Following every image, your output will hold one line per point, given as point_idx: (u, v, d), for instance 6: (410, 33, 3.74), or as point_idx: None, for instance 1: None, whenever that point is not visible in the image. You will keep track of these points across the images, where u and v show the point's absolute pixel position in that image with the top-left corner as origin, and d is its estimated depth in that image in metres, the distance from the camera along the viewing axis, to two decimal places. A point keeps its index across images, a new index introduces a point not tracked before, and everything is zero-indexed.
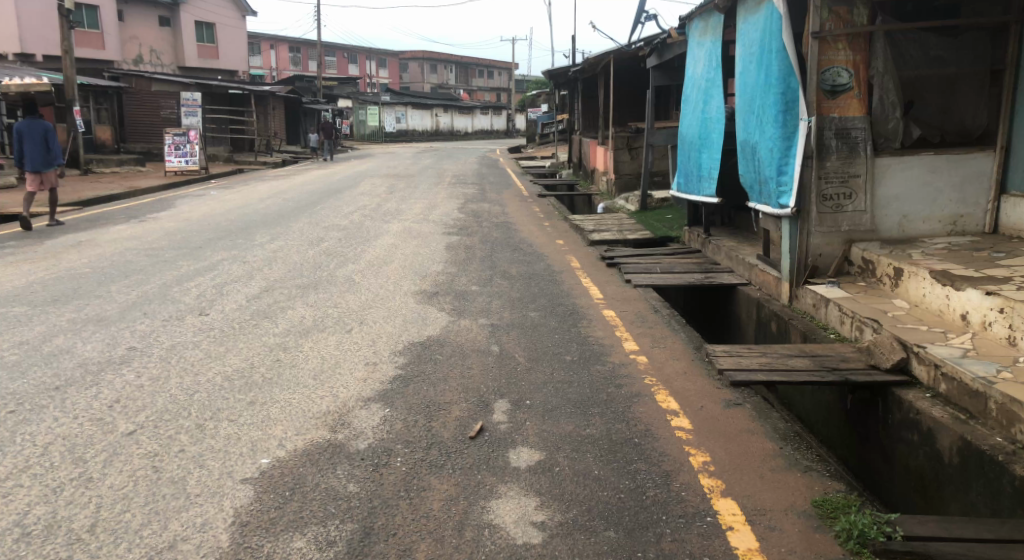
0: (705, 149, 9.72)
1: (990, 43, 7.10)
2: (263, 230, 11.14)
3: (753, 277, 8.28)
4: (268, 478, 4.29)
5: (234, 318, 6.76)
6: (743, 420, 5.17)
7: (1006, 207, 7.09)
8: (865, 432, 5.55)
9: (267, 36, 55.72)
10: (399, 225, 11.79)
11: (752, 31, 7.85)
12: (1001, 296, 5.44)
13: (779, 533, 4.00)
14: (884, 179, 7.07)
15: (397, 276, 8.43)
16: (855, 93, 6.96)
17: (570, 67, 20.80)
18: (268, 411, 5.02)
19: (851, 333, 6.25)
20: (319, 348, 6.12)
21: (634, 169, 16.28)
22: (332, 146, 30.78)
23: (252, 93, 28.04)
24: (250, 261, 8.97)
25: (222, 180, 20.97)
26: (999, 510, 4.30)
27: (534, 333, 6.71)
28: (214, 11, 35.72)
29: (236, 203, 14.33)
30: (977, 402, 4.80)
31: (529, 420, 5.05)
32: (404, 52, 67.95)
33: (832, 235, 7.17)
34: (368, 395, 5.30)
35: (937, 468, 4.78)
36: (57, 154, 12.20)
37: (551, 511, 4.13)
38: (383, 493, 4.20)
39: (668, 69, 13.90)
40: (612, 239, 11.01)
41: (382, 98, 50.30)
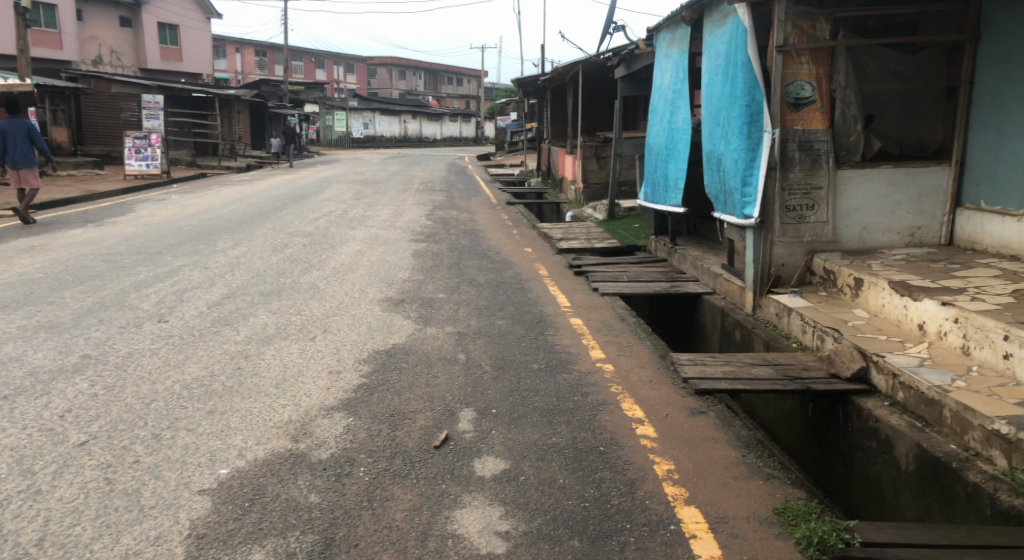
0: (672, 160, 9.82)
1: (945, 59, 7.31)
2: (225, 235, 11.03)
3: (717, 285, 8.38)
4: (227, 489, 4.26)
5: (194, 325, 6.70)
6: (707, 428, 5.23)
7: (961, 220, 7.24)
8: (825, 440, 5.63)
9: (233, 39, 55.24)
10: (364, 232, 11.75)
11: (717, 44, 7.97)
12: (955, 307, 5.56)
13: (742, 541, 4.04)
14: (845, 191, 7.20)
15: (362, 283, 8.41)
16: (818, 106, 7.08)
17: (539, 76, 20.93)
18: (228, 420, 4.98)
19: (813, 342, 6.33)
20: (281, 356, 6.09)
21: (602, 178, 16.36)
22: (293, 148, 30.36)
23: (217, 96, 27.79)
24: (211, 267, 8.89)
25: (183, 184, 20.71)
26: (953, 516, 4.39)
27: (500, 341, 6.74)
28: (177, 13, 35.49)
29: (197, 208, 14.19)
30: (932, 410, 4.90)
31: (494, 429, 5.06)
32: (372, 58, 67.76)
33: (794, 246, 7.27)
34: (331, 404, 5.28)
35: (894, 475, 4.87)
36: (43, 150, 12.45)
37: (515, 520, 4.14)
38: (344, 504, 4.18)
39: (635, 80, 14.03)
40: (580, 248, 11.06)
41: (349, 104, 50.12)
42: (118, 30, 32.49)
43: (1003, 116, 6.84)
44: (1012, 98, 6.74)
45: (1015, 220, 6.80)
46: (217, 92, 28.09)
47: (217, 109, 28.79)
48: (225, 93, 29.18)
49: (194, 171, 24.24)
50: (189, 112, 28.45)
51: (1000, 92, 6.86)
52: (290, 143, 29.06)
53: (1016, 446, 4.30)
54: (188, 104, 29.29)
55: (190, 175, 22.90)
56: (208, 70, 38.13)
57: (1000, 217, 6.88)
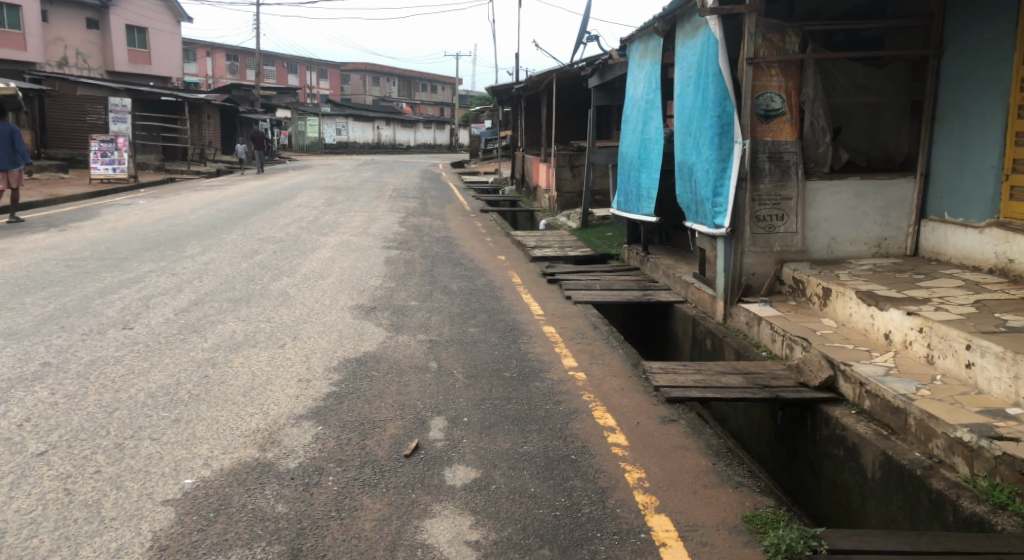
0: (644, 169, 9.90)
1: (910, 74, 7.44)
2: (194, 241, 10.93)
3: (689, 294, 8.45)
4: (191, 500, 4.22)
5: (160, 332, 6.65)
6: (678, 436, 5.27)
7: (926, 231, 7.35)
8: (794, 448, 5.68)
9: (204, 43, 54.82)
10: (336, 238, 11.72)
11: (690, 55, 8.02)
12: (920, 316, 5.65)
13: (710, 548, 4.07)
14: (814, 202, 7.30)
15: (333, 290, 8.38)
16: (787, 118, 7.18)
17: (513, 84, 21.00)
18: (194, 428, 4.95)
19: (782, 351, 6.40)
20: (250, 363, 6.05)
21: (576, 187, 16.41)
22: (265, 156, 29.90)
23: (186, 100, 27.53)
24: (178, 273, 8.82)
25: (151, 189, 20.48)
26: (917, 523, 4.45)
27: (472, 349, 6.74)
28: (145, 15, 35.21)
29: (163, 213, 14.06)
30: (897, 418, 4.97)
31: (465, 438, 5.07)
32: (345, 63, 67.57)
33: (764, 255, 7.36)
34: (300, 412, 5.25)
35: (860, 483, 4.93)
36: (24, 155, 12.37)
37: (485, 529, 4.15)
38: (312, 514, 4.16)
39: (609, 90, 14.12)
40: (554, 256, 11.09)
41: (321, 110, 50.00)
42: (84, 32, 32.16)
43: (966, 129, 6.94)
44: (975, 113, 6.84)
45: (976, 231, 6.85)
46: (187, 95, 27.84)
47: (186, 113, 28.55)
48: (195, 97, 28.92)
49: (162, 176, 24.00)
50: (158, 116, 28.17)
51: (963, 105, 6.97)
52: (260, 148, 28.81)
53: (978, 454, 4.38)
54: (158, 108, 29.01)
55: (158, 179, 22.68)
56: (177, 73, 37.84)
57: (963, 229, 6.95)
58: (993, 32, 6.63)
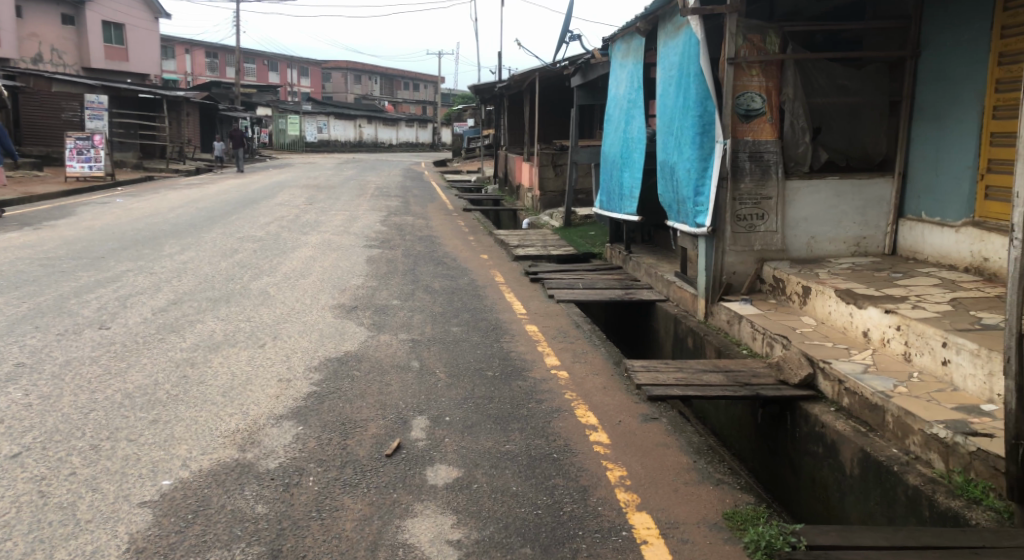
0: (626, 168, 9.94)
1: (888, 75, 7.49)
2: (172, 240, 10.86)
3: (670, 293, 8.49)
4: (169, 501, 4.20)
5: (137, 332, 6.61)
6: (659, 434, 5.30)
7: (904, 230, 7.42)
8: (774, 445, 5.73)
9: (183, 40, 54.40)
10: (317, 237, 11.68)
11: (671, 55, 8.07)
12: (898, 315, 5.70)
13: (691, 546, 4.10)
14: (793, 201, 7.36)
15: (314, 290, 8.35)
16: (767, 118, 7.24)
17: (496, 83, 21.00)
18: (171, 429, 4.92)
19: (763, 349, 6.44)
20: (229, 363, 6.03)
21: (559, 186, 16.43)
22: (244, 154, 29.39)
23: (165, 98, 27.30)
24: (156, 273, 8.76)
25: (128, 187, 20.30)
26: (895, 518, 4.50)
27: (454, 348, 6.75)
28: (122, 12, 34.93)
29: (141, 212, 13.95)
30: (875, 415, 5.02)
31: (447, 437, 5.07)
32: (327, 61, 67.29)
33: (745, 254, 7.41)
34: (281, 412, 5.24)
35: (839, 479, 4.97)
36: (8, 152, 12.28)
37: (467, 529, 4.15)
38: (292, 515, 4.15)
39: (591, 89, 14.15)
40: (536, 255, 11.10)
41: (302, 108, 49.78)
42: (60, 28, 31.84)
43: (942, 130, 7.01)
44: (951, 113, 6.91)
45: (953, 231, 6.91)
46: (165, 93, 27.63)
47: (165, 111, 28.33)
48: (174, 95, 28.70)
49: (140, 174, 23.81)
50: (136, 114, 27.94)
51: (939, 105, 7.04)
52: (240, 147, 28.61)
53: (954, 450, 4.43)
54: (136, 106, 28.76)
55: (135, 177, 22.51)
56: (155, 70, 37.57)
57: (940, 228, 7.02)
58: (968, 34, 6.71)
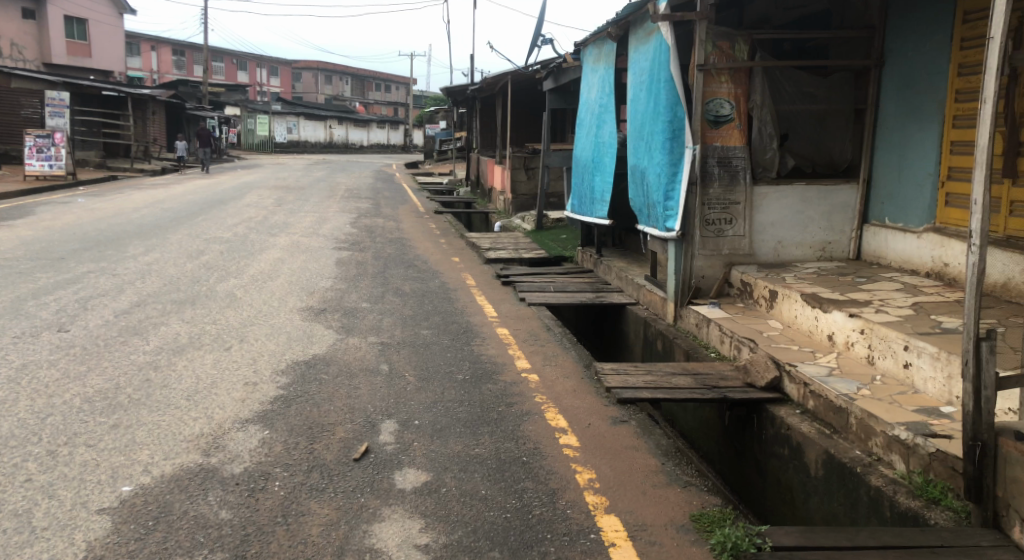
0: (597, 173, 9.99)
1: (853, 83, 7.60)
2: (136, 241, 10.74)
3: (640, 296, 8.55)
4: (128, 508, 4.16)
5: (98, 335, 6.53)
6: (628, 437, 5.33)
7: (868, 235, 7.54)
8: (741, 448, 5.79)
9: (150, 38, 53.81)
10: (285, 239, 11.62)
11: (641, 60, 8.14)
12: (862, 318, 5.78)
13: (658, 548, 4.13)
14: (761, 207, 7.46)
15: (282, 292, 8.31)
16: (736, 124, 7.30)
17: (468, 85, 21.04)
18: (133, 434, 4.88)
19: (730, 352, 6.50)
20: (193, 366, 5.98)
21: (531, 189, 16.45)
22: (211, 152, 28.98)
23: (130, 96, 26.97)
24: (119, 274, 8.67)
25: (90, 187, 20.06)
26: (857, 519, 4.56)
27: (424, 351, 6.75)
28: (85, 8, 34.49)
29: (104, 212, 13.79)
30: (840, 417, 5.08)
31: (416, 441, 5.07)
32: (297, 62, 66.87)
33: (713, 258, 7.49)
34: (246, 416, 5.21)
35: (804, 480, 5.03)
36: None
37: (435, 533, 4.15)
38: (257, 521, 4.13)
39: (563, 93, 14.22)
40: (508, 258, 11.13)
41: (271, 109, 49.43)
42: (20, 22, 31.36)
43: (905, 138, 7.13)
44: (914, 122, 7.03)
45: (915, 236, 7.03)
46: (130, 91, 27.31)
47: (130, 109, 27.99)
48: (140, 94, 28.36)
49: (104, 173, 23.53)
50: (99, 112, 27.59)
51: (902, 113, 7.15)
52: (207, 146, 28.04)
53: (914, 451, 4.50)
54: (100, 104, 28.36)
55: (99, 177, 22.23)
56: (119, 68, 37.13)
57: (902, 233, 7.13)
58: (930, 44, 6.82)
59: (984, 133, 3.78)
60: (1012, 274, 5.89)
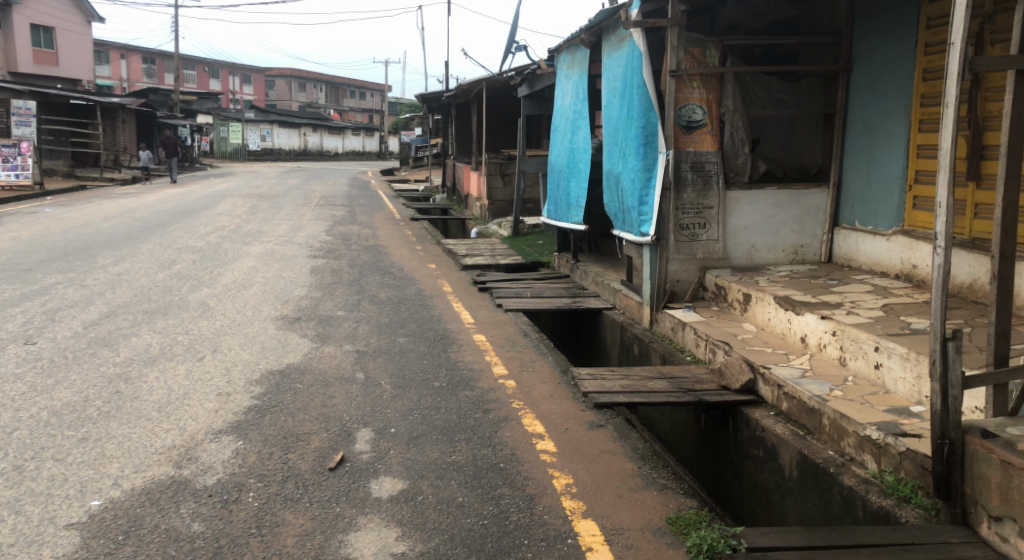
0: (573, 178, 10.02)
1: (822, 88, 7.68)
2: (106, 251, 10.65)
3: (617, 301, 8.58)
4: (98, 523, 4.12)
5: (66, 347, 6.46)
6: (604, 441, 5.35)
7: (839, 238, 7.63)
8: (716, 451, 5.83)
9: (118, 45, 53.23)
10: (259, 247, 11.56)
11: (615, 66, 8.17)
12: (833, 320, 5.84)
13: (635, 551, 4.14)
14: (733, 211, 7.54)
15: (256, 301, 8.27)
16: (708, 130, 7.38)
17: (443, 92, 21.05)
18: (102, 447, 4.83)
19: (705, 355, 6.54)
20: (165, 378, 5.92)
21: (507, 195, 16.49)
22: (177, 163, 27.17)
23: (98, 104, 26.69)
24: (88, 285, 8.58)
25: (57, 197, 19.86)
26: (831, 519, 4.61)
27: (401, 359, 6.74)
28: (51, 15, 34.11)
29: (72, 222, 13.63)
30: (813, 418, 5.13)
31: (392, 449, 5.05)
32: (271, 69, 66.56)
33: (688, 262, 7.55)
34: (220, 427, 5.18)
35: (778, 482, 5.07)
36: None
37: (412, 541, 4.15)
38: (231, 532, 4.10)
39: (538, 99, 14.29)
40: (485, 264, 11.12)
41: (244, 117, 49.13)
42: None
43: (872, 142, 7.22)
44: (881, 126, 7.11)
45: (884, 239, 7.10)
46: (98, 99, 27.04)
47: (99, 118, 27.70)
48: (109, 102, 28.09)
49: (72, 183, 23.23)
50: (66, 121, 27.24)
51: (870, 118, 7.23)
52: (175, 154, 27.01)
53: (885, 450, 4.55)
54: (69, 113, 28.06)
55: (68, 187, 21.97)
56: (86, 76, 36.77)
57: (872, 236, 7.22)
58: (895, 49, 6.92)
59: (947, 137, 3.84)
60: (978, 275, 5.97)
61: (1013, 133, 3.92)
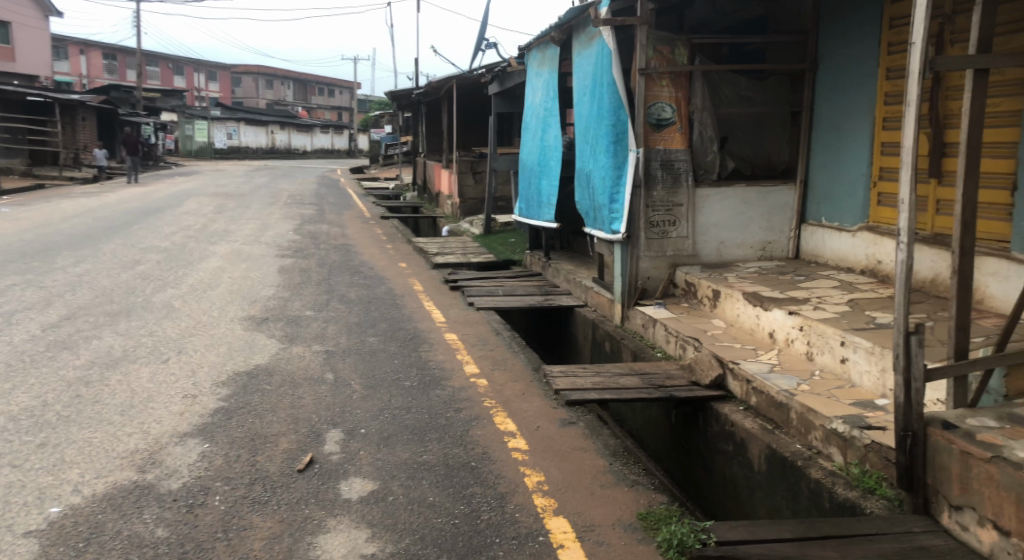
0: (544, 176, 10.01)
1: (789, 86, 7.73)
2: (66, 252, 10.47)
3: (588, 298, 8.59)
4: (58, 530, 4.05)
5: (25, 351, 6.34)
6: (576, 438, 5.36)
7: (806, 235, 7.70)
8: (687, 445, 5.85)
9: (80, 41, 52.32)
10: (226, 247, 11.43)
11: (585, 64, 8.16)
12: (801, 316, 5.89)
13: (607, 548, 4.15)
14: (702, 208, 7.58)
15: (223, 301, 8.17)
16: (677, 127, 7.42)
17: (412, 89, 20.96)
18: (62, 453, 4.75)
19: (676, 351, 6.56)
20: (128, 381, 5.84)
21: (478, 193, 16.47)
22: (139, 162, 26.70)
23: (56, 101, 26.24)
24: (47, 287, 8.43)
25: (15, 196, 19.56)
26: (799, 512, 4.65)
27: (371, 359, 6.69)
28: (8, 10, 33.47)
29: (32, 223, 13.39)
30: (781, 412, 5.16)
31: (362, 450, 5.02)
32: (237, 66, 65.90)
33: (658, 259, 7.58)
34: (185, 430, 5.11)
35: (747, 475, 5.10)
36: None
37: (382, 542, 4.12)
38: (196, 537, 4.05)
39: (509, 96, 14.28)
40: (456, 262, 11.09)
41: (210, 114, 48.59)
42: None
43: (838, 140, 7.30)
44: (846, 123, 7.18)
45: (849, 235, 7.17)
46: (58, 97, 26.59)
47: (58, 115, 27.23)
48: (68, 99, 27.63)
49: (31, 183, 22.80)
50: (24, 118, 26.74)
51: (836, 116, 7.30)
52: (137, 153, 26.48)
53: (851, 443, 4.60)
54: (27, 110, 27.52)
55: (26, 186, 21.57)
56: (46, 72, 36.13)
57: (838, 232, 7.29)
58: (858, 47, 6.99)
59: (909, 135, 3.88)
60: (940, 270, 6.05)
61: (973, 132, 3.97)
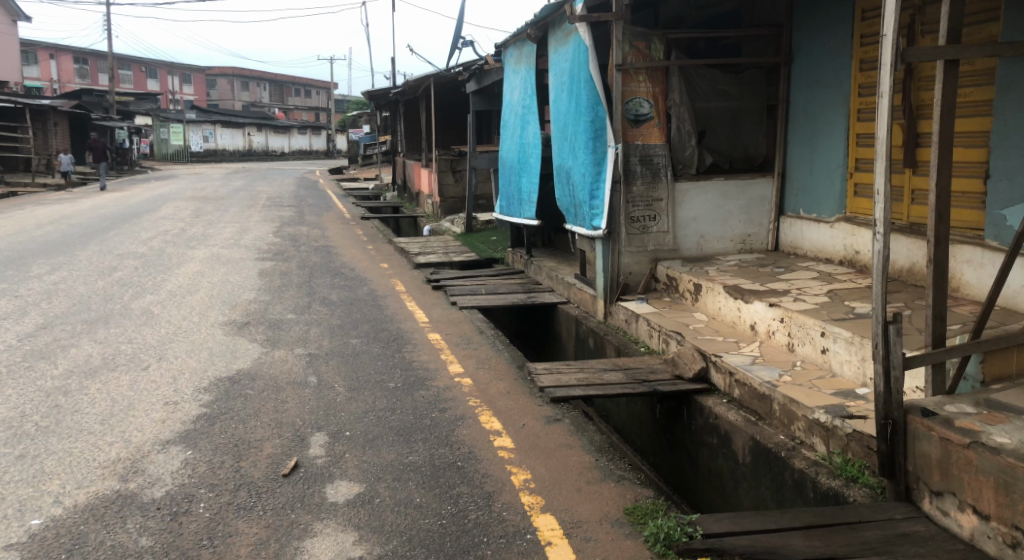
0: (524, 174, 10.01)
1: (764, 80, 7.79)
2: (41, 260, 10.36)
3: (571, 295, 8.60)
4: (39, 542, 4.02)
5: (1, 362, 6.28)
6: (561, 435, 5.36)
7: (785, 227, 7.75)
8: (671, 439, 5.88)
9: (51, 46, 51.70)
10: (204, 252, 11.35)
11: (562, 61, 8.18)
12: (781, 308, 5.92)
13: (594, 543, 4.16)
14: (682, 202, 7.61)
15: (203, 306, 8.12)
16: (655, 122, 7.43)
17: (390, 88, 20.88)
18: (42, 464, 4.71)
19: (659, 346, 6.58)
20: (107, 389, 5.80)
21: (458, 192, 16.45)
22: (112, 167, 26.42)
23: (27, 106, 25.91)
24: (23, 296, 8.34)
25: None
26: (783, 502, 4.69)
27: (354, 361, 6.67)
28: None
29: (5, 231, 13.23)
30: (764, 404, 5.19)
31: (347, 452, 5.01)
32: (212, 68, 65.46)
33: (639, 255, 7.60)
34: (166, 437, 5.08)
35: (732, 467, 5.13)
36: None
37: (369, 544, 4.11)
38: (180, 545, 4.03)
39: (487, 94, 14.26)
40: (438, 262, 11.06)
41: (186, 117, 48.18)
42: None
43: (813, 132, 7.35)
44: (822, 114, 7.23)
45: (828, 226, 7.22)
46: (28, 102, 26.25)
47: (29, 121, 26.89)
48: (40, 104, 27.30)
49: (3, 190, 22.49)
50: None
51: (810, 108, 7.35)
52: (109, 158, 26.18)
53: (833, 432, 4.63)
54: None
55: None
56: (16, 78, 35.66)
57: (816, 224, 7.33)
58: (831, 40, 7.04)
59: (883, 127, 3.91)
60: (916, 259, 6.12)
61: (945, 123, 4.01)
